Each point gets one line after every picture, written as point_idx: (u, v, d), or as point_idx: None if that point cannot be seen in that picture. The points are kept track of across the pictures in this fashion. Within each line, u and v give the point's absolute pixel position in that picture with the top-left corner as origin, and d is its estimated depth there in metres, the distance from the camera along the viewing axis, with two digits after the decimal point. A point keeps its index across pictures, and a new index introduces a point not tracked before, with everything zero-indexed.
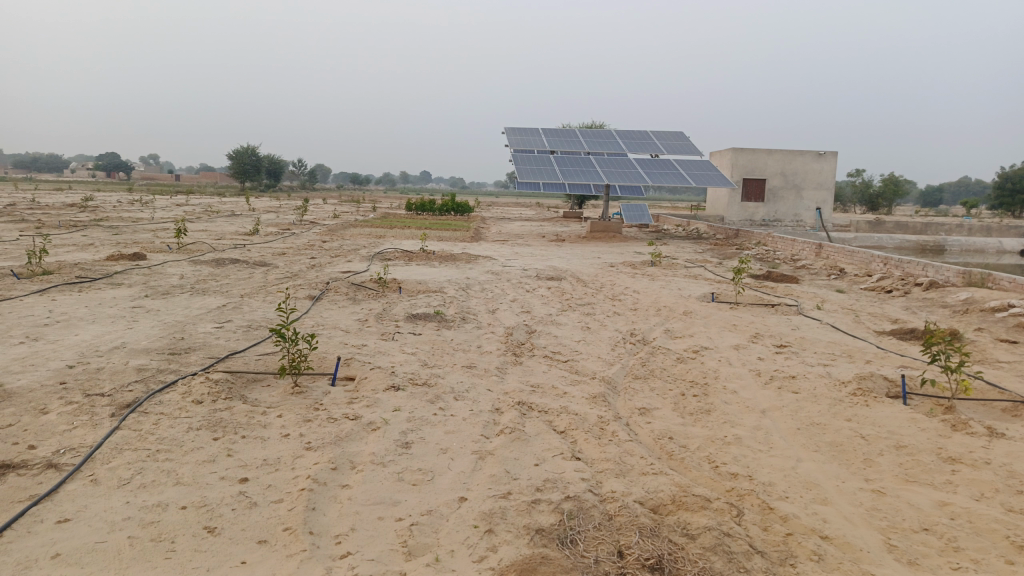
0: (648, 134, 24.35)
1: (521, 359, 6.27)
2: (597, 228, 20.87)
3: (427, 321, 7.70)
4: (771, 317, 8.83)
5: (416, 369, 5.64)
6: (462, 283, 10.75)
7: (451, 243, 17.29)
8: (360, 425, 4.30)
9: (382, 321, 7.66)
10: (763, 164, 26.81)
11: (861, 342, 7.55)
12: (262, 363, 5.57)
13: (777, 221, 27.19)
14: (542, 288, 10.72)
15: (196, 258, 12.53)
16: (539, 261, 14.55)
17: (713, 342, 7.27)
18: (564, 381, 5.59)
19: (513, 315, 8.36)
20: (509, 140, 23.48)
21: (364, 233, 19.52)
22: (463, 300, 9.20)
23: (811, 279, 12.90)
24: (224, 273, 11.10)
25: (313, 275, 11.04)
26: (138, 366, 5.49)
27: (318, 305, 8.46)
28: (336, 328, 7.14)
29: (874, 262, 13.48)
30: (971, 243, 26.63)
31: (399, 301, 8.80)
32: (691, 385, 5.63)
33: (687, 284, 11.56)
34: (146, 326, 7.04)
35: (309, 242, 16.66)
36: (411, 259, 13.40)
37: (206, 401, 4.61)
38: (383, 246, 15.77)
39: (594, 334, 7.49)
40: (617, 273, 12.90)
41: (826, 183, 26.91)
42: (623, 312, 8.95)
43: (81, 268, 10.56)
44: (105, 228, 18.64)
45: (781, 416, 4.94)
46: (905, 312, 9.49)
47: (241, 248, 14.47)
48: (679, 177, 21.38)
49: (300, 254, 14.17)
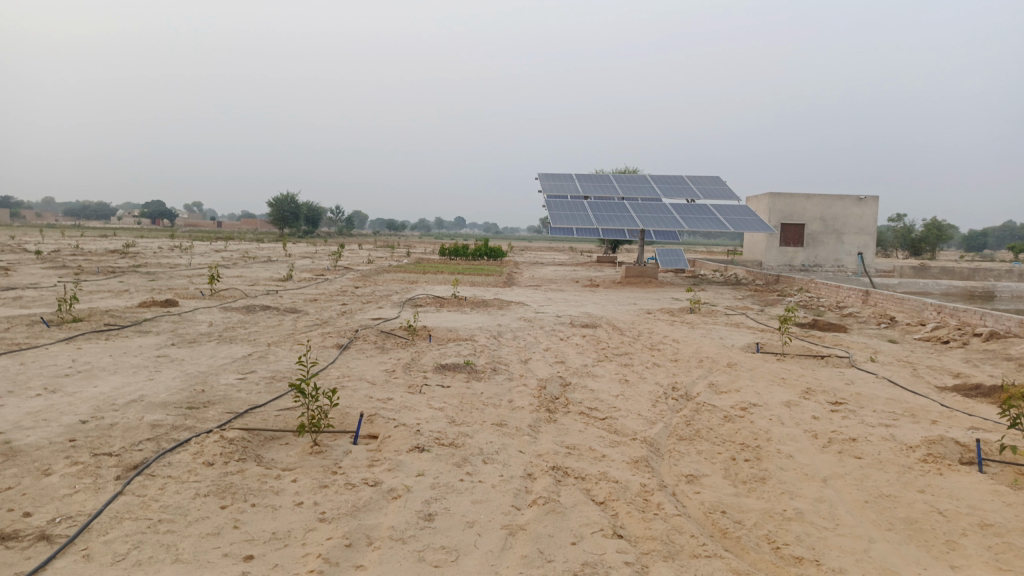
0: (684, 178, 24.03)
1: (556, 416, 5.87)
2: (633, 274, 20.47)
3: (456, 372, 7.36)
4: (822, 370, 8.31)
5: (443, 427, 5.28)
6: (494, 331, 10.43)
7: (484, 289, 17.03)
8: (380, 492, 3.94)
9: (410, 372, 7.35)
10: (802, 208, 26.26)
11: (922, 399, 7.00)
12: (281, 420, 5.27)
13: (817, 266, 26.47)
14: (577, 336, 10.33)
15: (227, 304, 12.43)
16: (573, 307, 14.17)
17: (761, 399, 6.79)
18: (602, 442, 5.18)
19: (547, 366, 7.98)
20: (543, 186, 23.37)
21: (397, 278, 19.41)
22: (495, 349, 8.85)
23: (860, 328, 12.31)
24: (253, 320, 10.94)
25: (343, 322, 10.82)
26: (151, 422, 5.21)
27: (345, 355, 8.19)
28: (362, 380, 6.84)
29: (926, 310, 12.85)
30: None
31: (428, 351, 8.50)
32: (741, 447, 5.16)
33: (729, 333, 11.08)
34: (167, 377, 6.81)
35: (342, 288, 16.55)
36: (442, 305, 13.15)
37: (217, 463, 4.29)
38: (415, 292, 15.58)
39: (632, 388, 7.06)
40: (655, 320, 12.47)
41: (868, 228, 26.23)
42: (663, 363, 8.51)
43: (111, 315, 10.49)
44: (142, 273, 18.79)
45: (845, 487, 4.45)
46: (966, 365, 8.89)
47: (273, 294, 14.38)
48: (716, 222, 20.94)
49: (331, 300, 14.01)
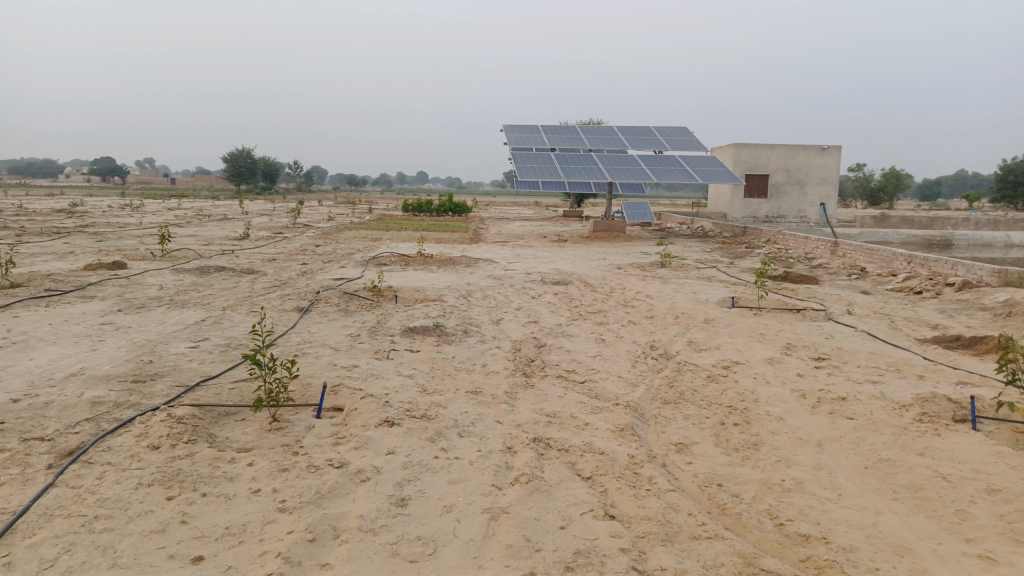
0: (651, 129, 23.61)
1: (533, 381, 5.54)
2: (601, 228, 20.15)
3: (425, 335, 6.97)
4: (800, 324, 8.12)
5: (414, 397, 4.91)
6: (463, 289, 10.04)
7: (451, 246, 16.55)
8: (347, 475, 3.58)
9: (376, 336, 6.93)
10: (767, 159, 26.10)
11: (905, 353, 6.84)
12: (237, 394, 4.84)
13: (781, 217, 26.47)
14: (548, 294, 9.98)
15: (179, 266, 11.80)
16: (542, 263, 13.80)
17: (743, 356, 6.56)
18: (583, 408, 4.86)
19: (519, 327, 7.63)
20: (508, 139, 22.78)
21: (359, 236, 18.80)
22: (464, 309, 8.47)
23: (831, 280, 12.20)
24: (207, 282, 10.36)
25: (303, 283, 10.31)
26: (90, 399, 4.74)
27: (306, 319, 7.73)
28: (324, 347, 6.42)
29: (896, 260, 12.78)
30: (980, 237, 25.91)
31: (394, 313, 8.07)
32: (729, 410, 4.90)
33: (702, 287, 10.85)
34: (112, 347, 6.30)
35: (302, 247, 15.95)
36: (407, 263, 12.69)
37: (163, 446, 3.87)
38: (379, 250, 15.07)
39: (610, 348, 6.76)
40: (627, 275, 12.18)
41: (830, 178, 26.23)
42: (639, 320, 8.23)
43: (53, 280, 9.82)
44: (89, 234, 17.88)
45: (842, 453, 4.22)
46: (942, 316, 8.78)
47: (229, 254, 13.73)
48: (683, 173, 20.64)
49: (291, 260, 13.43)
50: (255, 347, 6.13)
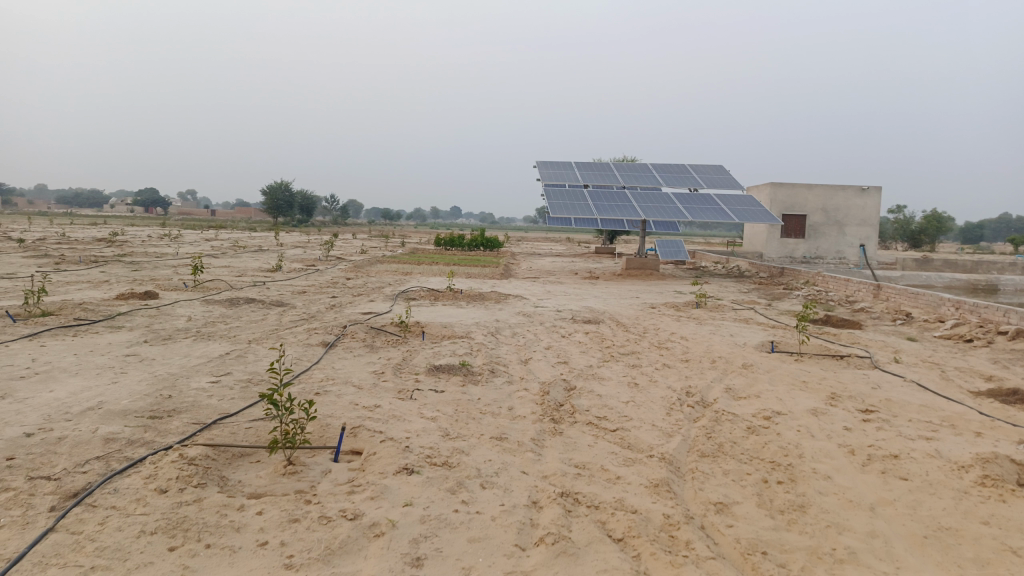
0: (686, 167, 23.40)
1: (562, 428, 5.27)
2: (634, 266, 19.88)
3: (451, 374, 6.76)
4: (844, 372, 7.73)
5: (436, 442, 4.68)
6: (492, 327, 9.83)
7: (481, 281, 16.41)
8: (361, 528, 3.35)
9: (401, 374, 6.73)
10: (804, 199, 25.67)
11: (958, 406, 6.42)
12: (253, 434, 4.66)
13: (818, 258, 25.91)
14: (579, 333, 9.71)
15: (210, 297, 11.80)
16: (573, 301, 13.56)
17: (785, 406, 6.21)
18: (615, 460, 4.58)
19: (549, 367, 7.38)
20: (541, 175, 22.74)
21: (390, 270, 18.78)
22: (493, 348, 8.25)
23: (874, 325, 11.74)
24: (236, 314, 10.31)
25: (331, 317, 10.20)
26: (104, 435, 4.59)
27: (331, 354, 7.57)
28: (347, 385, 6.23)
29: (943, 306, 12.28)
30: None
31: (420, 350, 7.88)
32: (771, 467, 4.57)
33: (739, 330, 10.49)
34: (133, 380, 6.19)
35: (333, 279, 15.94)
36: (437, 299, 12.56)
37: (171, 490, 3.68)
38: (409, 284, 14.97)
39: (643, 393, 6.46)
40: (660, 316, 11.87)
41: (870, 219, 25.67)
42: (673, 363, 7.92)
43: (85, 308, 9.85)
44: (126, 263, 18.13)
45: (898, 518, 3.87)
46: (996, 366, 8.31)
47: (260, 286, 13.74)
48: (719, 212, 20.32)
49: (321, 293, 13.38)
50: (277, 384, 5.97)
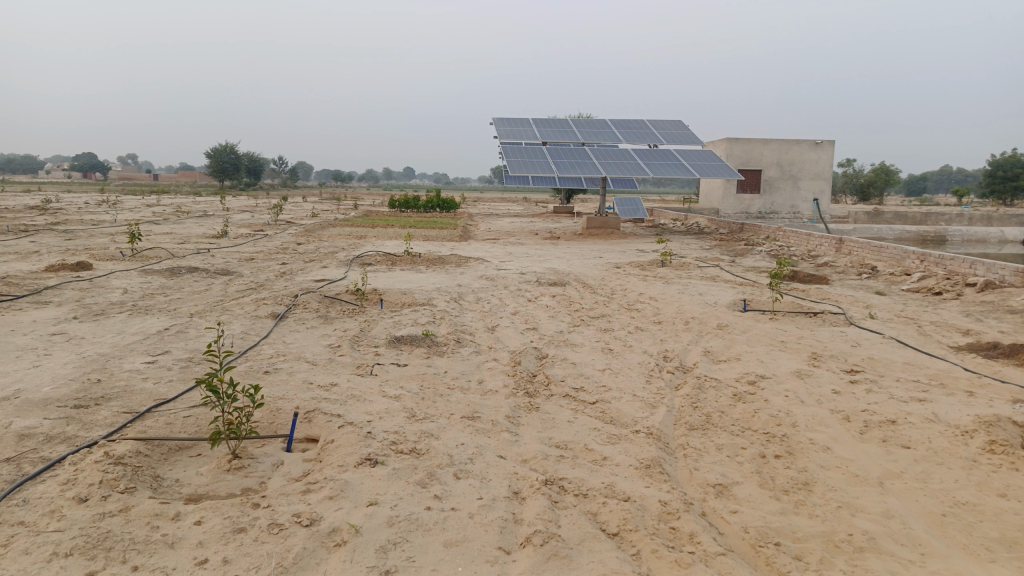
0: (645, 122, 22.96)
1: (537, 403, 4.85)
2: (594, 224, 19.48)
3: (413, 345, 6.26)
4: (821, 331, 7.47)
5: (401, 425, 4.21)
6: (454, 292, 9.33)
7: (439, 243, 15.83)
8: (319, 537, 2.88)
9: (358, 347, 6.21)
10: (759, 154, 25.54)
11: (942, 364, 6.20)
12: (192, 425, 4.11)
13: (774, 213, 25.93)
14: (546, 297, 9.28)
15: (148, 267, 10.99)
16: (536, 262, 13.09)
17: (769, 369, 5.89)
18: (599, 438, 4.19)
19: (518, 335, 6.93)
20: (498, 132, 22.07)
21: (343, 234, 18.04)
22: (456, 315, 7.77)
23: (841, 279, 11.59)
24: (177, 285, 9.59)
25: (281, 286, 9.55)
26: (18, 431, 3.99)
27: (282, 327, 6.99)
28: (300, 362, 5.69)
29: (908, 258, 12.17)
30: (974, 233, 25.49)
31: (379, 319, 7.34)
32: (766, 439, 4.24)
33: (709, 289, 10.20)
34: (58, 363, 5.54)
35: (283, 245, 15.16)
36: (394, 263, 11.96)
37: (91, 498, 3.14)
38: (364, 248, 14.32)
39: (619, 360, 6.08)
40: (626, 275, 11.51)
41: (824, 173, 25.71)
42: (646, 326, 7.55)
43: (7, 282, 9.01)
44: (59, 232, 16.98)
45: (910, 494, 3.57)
46: (969, 319, 8.16)
47: (204, 254, 12.92)
48: (680, 168, 19.98)
49: (270, 260, 12.65)
50: (220, 364, 5.39)
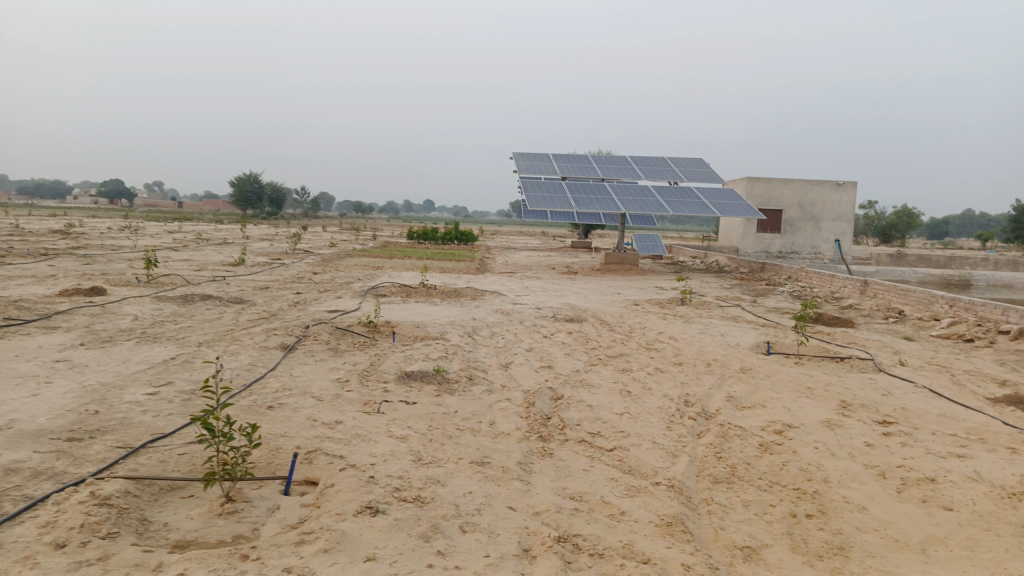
0: (665, 159, 22.85)
1: (551, 448, 4.60)
2: (613, 260, 19.27)
3: (424, 382, 6.03)
4: (849, 377, 7.16)
5: (406, 470, 3.97)
6: (468, 326, 9.13)
7: (455, 276, 15.67)
8: None
9: (367, 382, 5.99)
10: (780, 194, 25.31)
11: (979, 416, 5.87)
12: (187, 464, 3.90)
13: (794, 253, 25.59)
14: (562, 334, 9.04)
15: (162, 294, 10.90)
16: (553, 298, 12.87)
17: (796, 417, 5.60)
18: (616, 489, 3.92)
19: (532, 373, 6.69)
20: (517, 166, 22.05)
21: (360, 264, 17.96)
22: (469, 351, 7.55)
23: (866, 323, 11.26)
24: (189, 313, 9.47)
25: (293, 316, 9.39)
26: (4, 465, 3.80)
27: (290, 359, 6.80)
28: (306, 397, 5.48)
29: (936, 303, 11.82)
30: (999, 278, 24.95)
31: (390, 353, 7.14)
32: (796, 496, 3.95)
33: (730, 329, 9.90)
34: (58, 391, 5.37)
35: (298, 274, 15.07)
36: (409, 295, 11.80)
37: (70, 544, 2.93)
38: (380, 279, 14.19)
39: (638, 403, 5.81)
40: (645, 313, 11.26)
41: (846, 214, 25.40)
42: (666, 367, 7.28)
43: (19, 306, 8.93)
44: (78, 256, 17.05)
45: (957, 564, 3.26)
46: (1004, 369, 7.80)
47: (219, 282, 12.85)
48: (700, 205, 19.78)
49: (285, 289, 12.54)
50: (223, 397, 5.19)
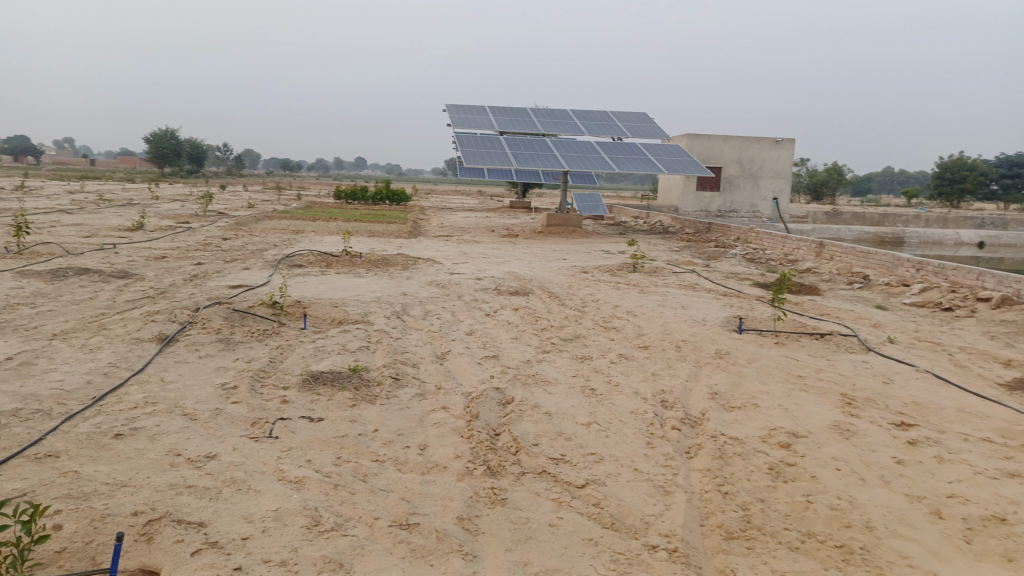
0: (609, 114, 21.68)
1: (503, 489, 3.39)
2: (555, 222, 18.12)
3: (336, 387, 4.72)
4: (839, 360, 6.18)
5: (293, 549, 2.69)
6: (396, 303, 7.81)
7: (384, 241, 14.22)
8: None
9: (261, 390, 4.65)
10: (719, 151, 24.53)
11: (1003, 411, 4.95)
12: None
13: (733, 212, 24.94)
14: (506, 311, 7.82)
15: (30, 268, 9.15)
16: (493, 266, 11.62)
17: (800, 422, 4.54)
18: (600, 564, 2.77)
19: (474, 367, 5.45)
20: (452, 120, 20.52)
21: (278, 228, 16.24)
22: (396, 337, 6.25)
23: (831, 289, 10.44)
24: (56, 292, 7.82)
25: (186, 294, 7.87)
26: None
27: (167, 357, 5.37)
28: (172, 417, 4.11)
29: (901, 267, 11.08)
30: (931, 235, 24.90)
31: (298, 345, 5.78)
32: (844, 562, 2.87)
33: (692, 301, 8.87)
34: None
35: (205, 241, 13.34)
36: (330, 265, 10.38)
37: None
38: (299, 246, 12.64)
39: (607, 407, 4.66)
40: (596, 283, 10.14)
41: (783, 172, 24.84)
42: (632, 353, 6.15)
43: None
44: None
45: None
46: (998, 345, 6.97)
47: (106, 252, 11.08)
48: (647, 162, 18.71)
49: (185, 259, 10.89)
50: (42, 433, 3.74)
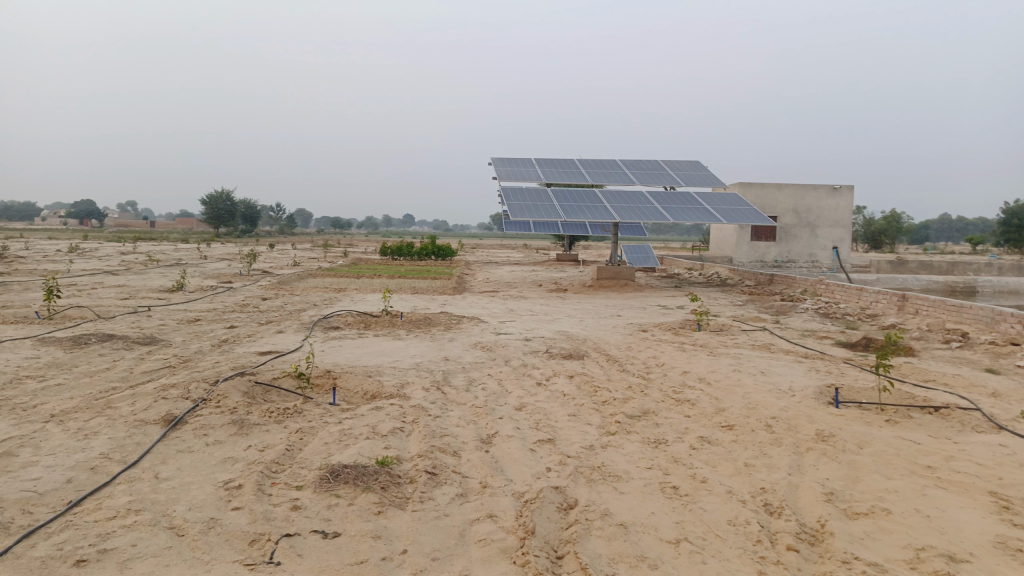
0: (660, 164, 20.92)
1: None
2: (606, 275, 17.25)
3: (361, 487, 3.86)
4: (969, 444, 5.07)
5: None
6: (437, 371, 6.97)
7: (428, 299, 13.49)
8: None
9: (270, 493, 3.80)
10: (774, 199, 23.45)
11: None
12: None
13: (790, 262, 23.67)
14: (560, 379, 6.91)
15: (53, 334, 8.61)
16: (544, 324, 10.74)
17: (952, 538, 3.49)
18: None
19: (527, 456, 4.54)
20: (498, 173, 20.00)
21: (319, 286, 15.68)
22: (436, 415, 5.38)
23: (925, 349, 9.24)
24: (72, 362, 7.19)
25: (208, 363, 7.17)
26: None
27: (169, 445, 4.59)
28: (155, 533, 3.29)
29: (1003, 323, 9.81)
30: (1007, 284, 23.18)
31: (322, 428, 4.95)
32: None
33: (771, 365, 7.82)
34: None
35: (242, 301, 12.81)
36: (368, 326, 9.65)
37: None
38: (339, 306, 12.00)
39: (698, 515, 3.68)
40: (659, 344, 9.15)
41: (843, 220, 23.55)
42: (714, 434, 5.17)
43: None
44: None
45: None
46: None
47: (138, 315, 10.54)
48: (702, 212, 17.78)
49: (218, 322, 10.27)
50: None
